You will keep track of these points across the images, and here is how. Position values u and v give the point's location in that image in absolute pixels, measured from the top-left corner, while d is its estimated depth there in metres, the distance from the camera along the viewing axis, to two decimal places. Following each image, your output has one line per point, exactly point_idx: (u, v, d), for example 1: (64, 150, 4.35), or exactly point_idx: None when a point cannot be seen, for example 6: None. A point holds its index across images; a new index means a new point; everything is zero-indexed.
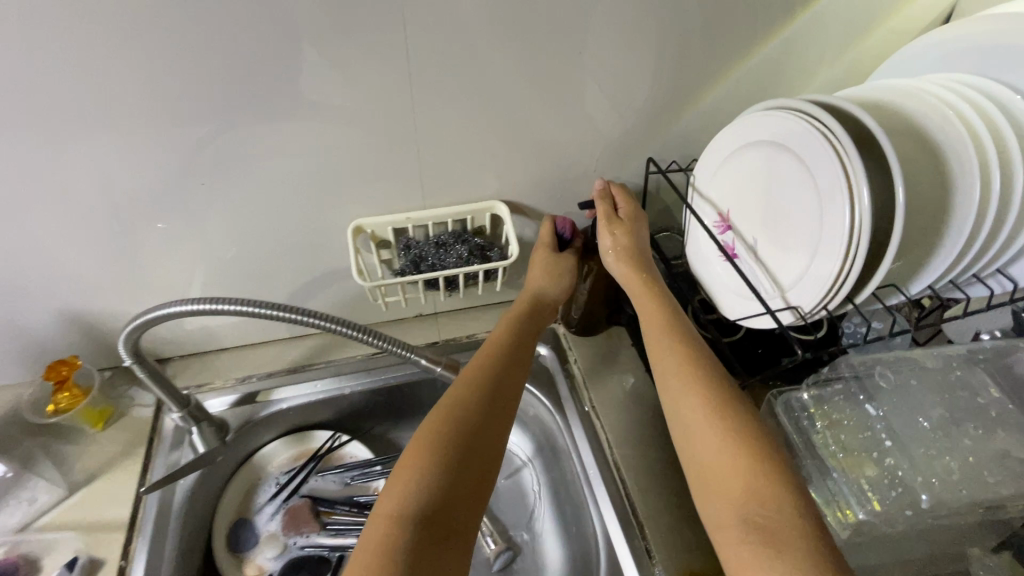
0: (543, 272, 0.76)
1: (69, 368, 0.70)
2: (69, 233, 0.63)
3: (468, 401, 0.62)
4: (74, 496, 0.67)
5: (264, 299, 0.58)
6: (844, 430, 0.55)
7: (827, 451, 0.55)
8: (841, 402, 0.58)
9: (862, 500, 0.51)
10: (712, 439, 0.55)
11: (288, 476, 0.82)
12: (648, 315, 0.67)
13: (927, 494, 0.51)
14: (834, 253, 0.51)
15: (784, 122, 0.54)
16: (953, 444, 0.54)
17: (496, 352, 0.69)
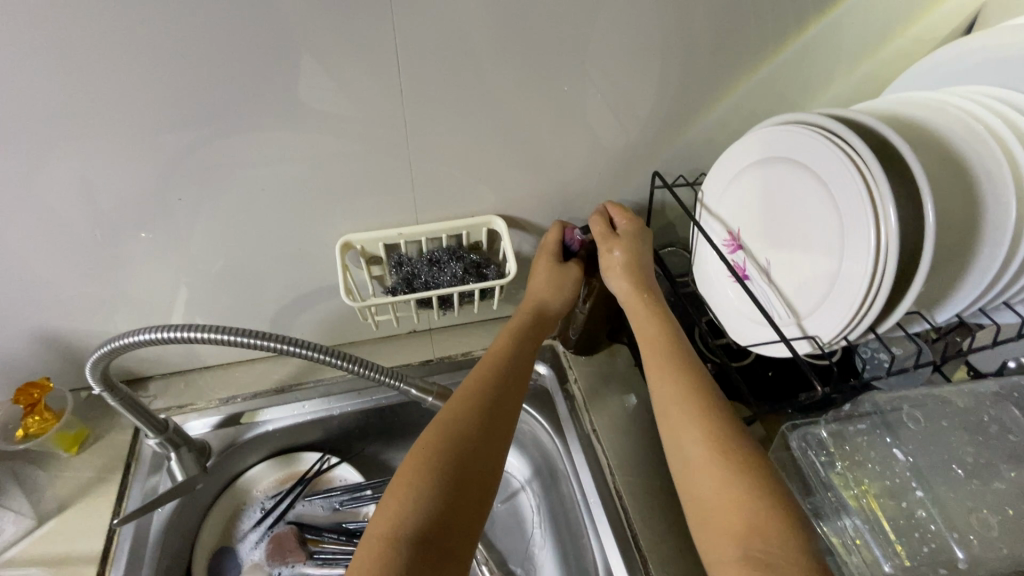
0: (545, 283, 0.70)
1: (41, 391, 0.66)
2: (41, 252, 0.59)
3: (468, 415, 0.58)
4: (44, 527, 0.63)
5: (233, 326, 0.55)
6: (867, 473, 0.53)
7: (849, 493, 0.52)
8: (864, 443, 0.55)
9: (888, 551, 0.49)
10: (710, 464, 0.50)
11: (274, 500, 0.78)
12: (649, 329, 0.63)
13: (963, 553, 0.48)
14: (855, 284, 0.47)
15: (807, 139, 0.49)
16: (987, 494, 0.51)
17: (496, 364, 0.64)
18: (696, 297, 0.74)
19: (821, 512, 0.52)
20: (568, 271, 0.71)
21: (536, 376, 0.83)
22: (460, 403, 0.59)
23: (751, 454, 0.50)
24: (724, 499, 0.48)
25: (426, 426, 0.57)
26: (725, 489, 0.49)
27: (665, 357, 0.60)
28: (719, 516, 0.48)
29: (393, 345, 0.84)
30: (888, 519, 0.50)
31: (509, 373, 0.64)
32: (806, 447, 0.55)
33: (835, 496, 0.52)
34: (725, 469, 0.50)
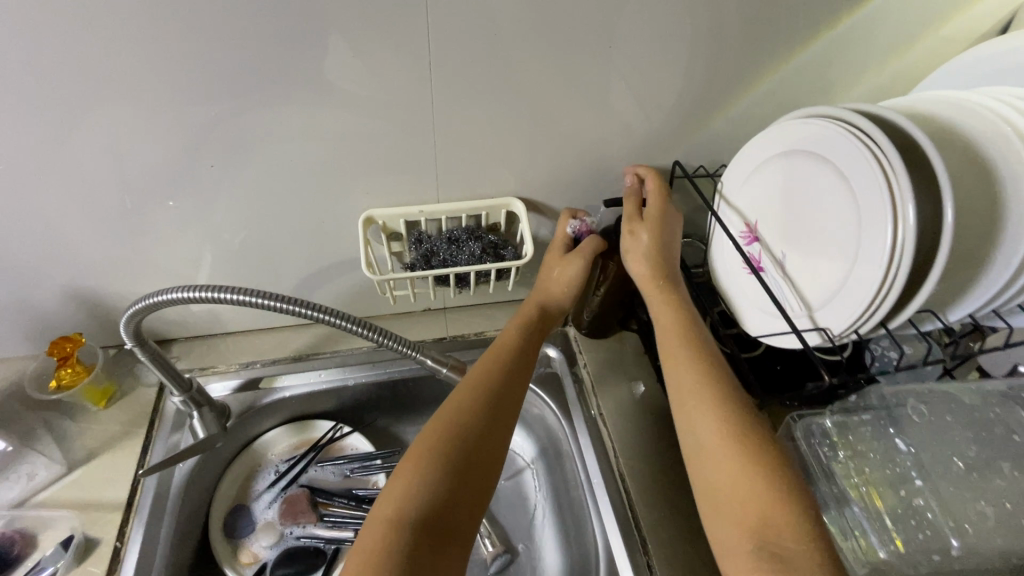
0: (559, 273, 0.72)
1: (73, 345, 0.69)
2: (76, 211, 0.61)
3: (473, 406, 0.59)
4: (72, 474, 0.67)
5: (266, 290, 0.56)
6: (868, 463, 0.54)
7: (850, 483, 0.53)
8: (867, 432, 0.56)
9: (884, 538, 0.50)
10: (721, 456, 0.52)
11: (288, 464, 0.81)
12: (661, 323, 0.65)
13: (958, 541, 0.49)
14: (869, 276, 0.47)
15: (829, 133, 0.50)
16: (987, 486, 0.52)
17: (502, 356, 0.66)
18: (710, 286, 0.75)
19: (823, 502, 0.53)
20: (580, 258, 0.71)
21: (547, 359, 0.85)
22: (465, 394, 0.61)
23: (761, 444, 0.51)
24: (732, 490, 0.50)
25: (435, 413, 0.59)
26: (735, 480, 0.50)
27: (678, 351, 0.61)
28: (726, 506, 0.50)
29: (408, 322, 0.86)
30: (887, 508, 0.51)
31: (514, 365, 0.65)
32: (812, 440, 0.56)
33: (834, 487, 0.53)
34: (735, 461, 0.51)
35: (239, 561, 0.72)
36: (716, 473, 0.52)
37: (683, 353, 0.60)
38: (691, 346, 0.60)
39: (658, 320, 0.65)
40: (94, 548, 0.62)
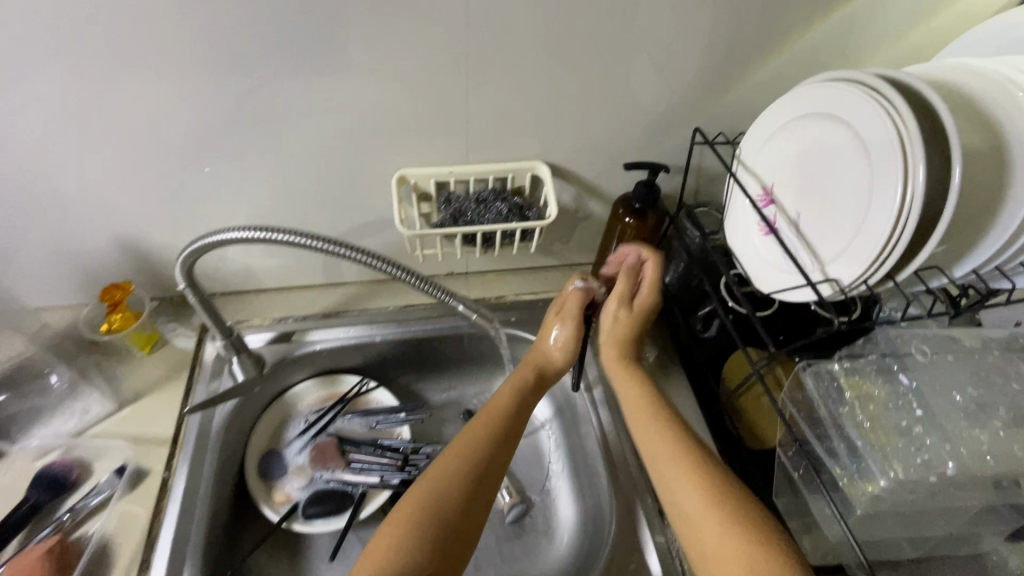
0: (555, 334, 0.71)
1: (122, 292, 0.74)
2: (131, 161, 0.65)
3: (456, 474, 0.57)
4: (122, 411, 0.72)
5: (317, 234, 0.56)
6: (872, 401, 0.52)
7: (853, 422, 0.52)
8: (873, 373, 0.54)
9: (884, 467, 0.49)
10: (713, 531, 0.51)
11: (317, 415, 0.85)
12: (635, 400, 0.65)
13: (954, 463, 0.48)
14: (880, 226, 0.50)
15: (843, 93, 0.53)
16: (984, 419, 0.50)
17: (492, 419, 0.63)
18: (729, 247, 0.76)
19: (832, 450, 0.52)
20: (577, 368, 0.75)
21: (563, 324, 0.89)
22: (449, 462, 0.58)
23: (751, 517, 0.50)
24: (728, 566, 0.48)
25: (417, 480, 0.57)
26: (730, 559, 0.49)
27: (657, 433, 0.60)
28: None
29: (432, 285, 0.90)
30: (888, 441, 0.50)
31: (503, 428, 0.62)
32: (818, 385, 0.55)
33: (837, 433, 0.52)
34: (727, 538, 0.50)
35: (273, 500, 0.77)
36: (707, 548, 0.50)
37: (662, 434, 0.60)
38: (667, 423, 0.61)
39: (633, 402, 0.65)
40: (144, 477, 0.67)
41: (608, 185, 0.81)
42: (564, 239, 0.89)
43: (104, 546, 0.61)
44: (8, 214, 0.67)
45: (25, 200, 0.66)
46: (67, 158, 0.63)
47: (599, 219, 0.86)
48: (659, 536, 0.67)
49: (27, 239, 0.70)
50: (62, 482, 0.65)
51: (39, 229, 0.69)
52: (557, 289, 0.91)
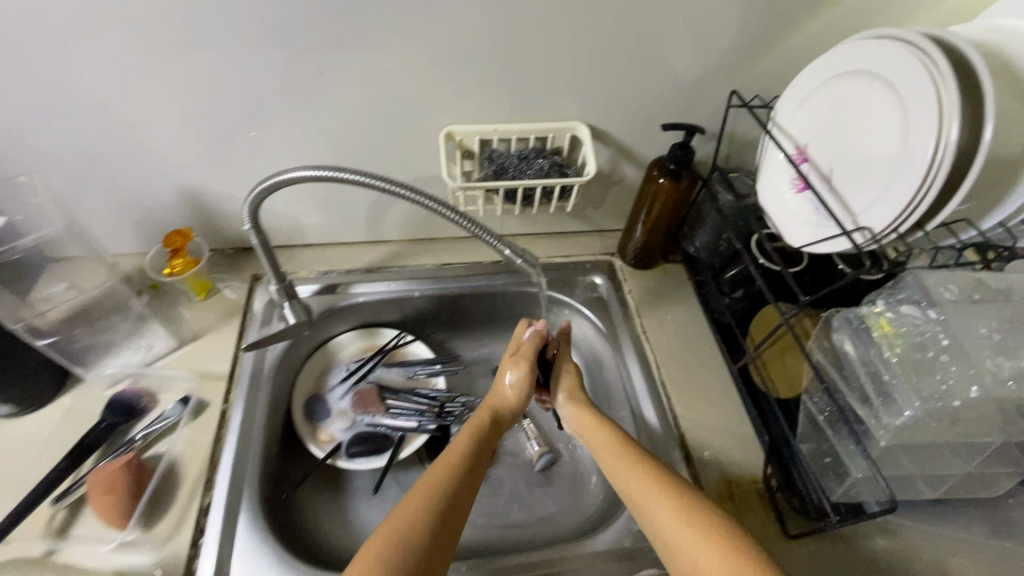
0: (511, 383, 0.72)
1: (183, 239, 0.78)
2: (197, 112, 0.70)
3: (436, 505, 0.54)
4: (182, 348, 0.77)
5: (377, 174, 0.59)
6: (900, 337, 0.53)
7: (881, 358, 0.53)
8: (901, 310, 0.54)
9: (907, 397, 0.50)
10: (697, 550, 0.52)
11: (357, 364, 0.89)
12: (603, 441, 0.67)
13: (976, 388, 0.48)
14: (912, 176, 0.53)
15: (886, 51, 0.55)
16: (1009, 349, 0.50)
17: (465, 452, 0.62)
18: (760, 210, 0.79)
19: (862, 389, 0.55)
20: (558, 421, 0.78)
21: (593, 286, 0.92)
22: (423, 497, 0.55)
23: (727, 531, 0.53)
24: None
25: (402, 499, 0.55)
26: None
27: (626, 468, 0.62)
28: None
29: (467, 245, 0.95)
30: (910, 372, 0.51)
31: (475, 460, 0.62)
32: (846, 327, 0.57)
33: (866, 372, 0.55)
34: (712, 553, 0.51)
35: (318, 438, 0.81)
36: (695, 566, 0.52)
37: (631, 467, 0.62)
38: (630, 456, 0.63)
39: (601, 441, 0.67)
40: (205, 409, 0.72)
41: (643, 148, 0.84)
42: (596, 203, 0.92)
43: (173, 465, 0.67)
44: (83, 162, 0.72)
45: (100, 149, 0.71)
46: (140, 110, 0.68)
47: (632, 183, 0.89)
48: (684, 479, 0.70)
49: (98, 187, 0.75)
50: (133, 407, 0.70)
51: (109, 177, 0.74)
52: (587, 252, 0.95)
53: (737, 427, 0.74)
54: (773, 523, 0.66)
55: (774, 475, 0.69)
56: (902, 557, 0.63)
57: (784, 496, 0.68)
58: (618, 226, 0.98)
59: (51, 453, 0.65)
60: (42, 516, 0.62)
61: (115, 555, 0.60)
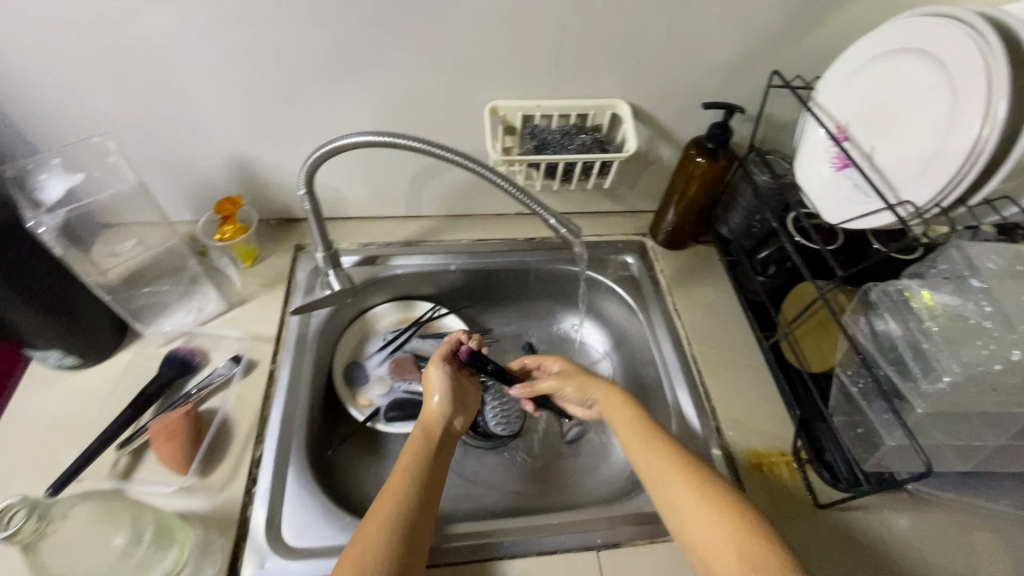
0: (437, 399, 0.72)
1: (234, 206, 0.82)
2: (254, 81, 0.72)
3: (392, 532, 0.55)
4: (231, 311, 0.81)
5: (432, 141, 0.61)
6: (940, 308, 0.55)
7: (920, 329, 0.56)
8: (943, 282, 0.57)
9: (946, 364, 0.53)
10: (706, 523, 0.56)
11: (394, 334, 0.92)
12: (621, 420, 0.70)
13: (1019, 351, 0.50)
14: (959, 148, 0.54)
15: (934, 28, 0.57)
16: None
17: (412, 473, 0.62)
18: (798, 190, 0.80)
19: (897, 360, 0.57)
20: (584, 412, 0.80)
21: (625, 264, 0.94)
22: (377, 525, 0.56)
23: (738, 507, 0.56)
24: (725, 551, 0.53)
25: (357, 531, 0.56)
26: (724, 548, 0.53)
27: (647, 447, 0.64)
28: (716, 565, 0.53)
29: (502, 222, 0.97)
30: (950, 341, 0.54)
31: (427, 479, 0.62)
32: (882, 300, 0.60)
33: (904, 342, 0.57)
34: (720, 527, 0.55)
35: (358, 402, 0.84)
36: (702, 537, 0.55)
37: (653, 447, 0.64)
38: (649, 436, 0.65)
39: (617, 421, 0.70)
40: (254, 368, 0.75)
41: (680, 128, 0.85)
42: (630, 183, 0.94)
43: (226, 418, 0.70)
44: (145, 129, 0.75)
45: (161, 117, 0.74)
46: (201, 79, 0.71)
47: (666, 164, 0.91)
48: (715, 449, 0.72)
49: (157, 155, 0.79)
50: (188, 363, 0.74)
51: (168, 145, 0.78)
52: (619, 232, 0.97)
53: (769, 401, 0.76)
54: (804, 491, 0.68)
55: (803, 446, 0.71)
56: (930, 528, 0.65)
57: (813, 466, 0.69)
58: (650, 207, 1.00)
59: (114, 402, 0.69)
60: (108, 459, 0.65)
61: (175, 498, 0.63)
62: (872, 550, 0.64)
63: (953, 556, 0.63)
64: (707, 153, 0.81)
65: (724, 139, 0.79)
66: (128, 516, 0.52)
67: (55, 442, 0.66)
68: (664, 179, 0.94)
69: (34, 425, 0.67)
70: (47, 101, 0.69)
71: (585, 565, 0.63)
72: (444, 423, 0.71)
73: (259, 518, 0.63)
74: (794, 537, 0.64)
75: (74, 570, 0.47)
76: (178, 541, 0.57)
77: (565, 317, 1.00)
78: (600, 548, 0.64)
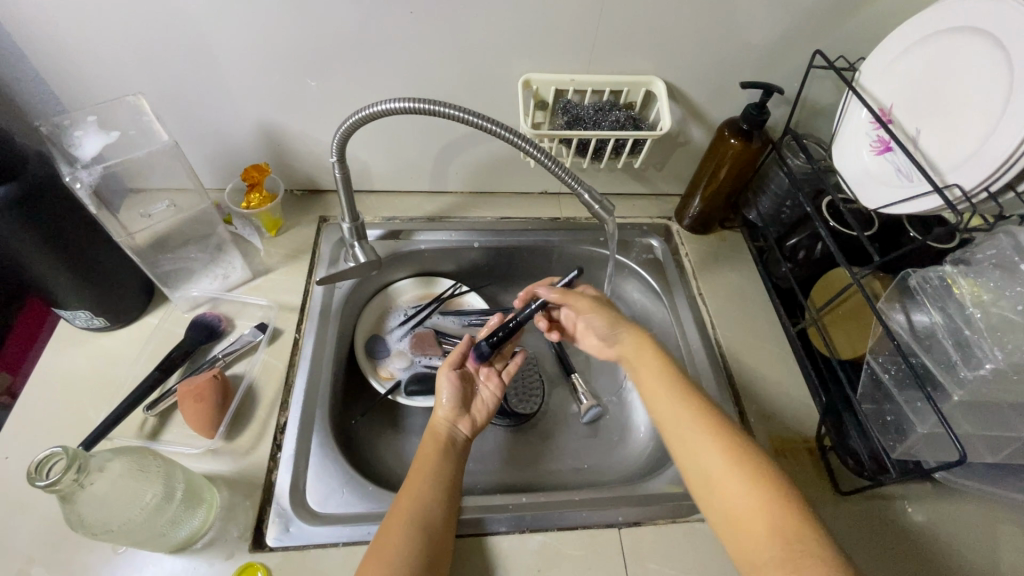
0: (443, 405, 0.72)
1: (261, 173, 0.80)
2: (287, 46, 0.71)
3: (415, 527, 0.56)
4: (257, 280, 0.81)
5: (469, 110, 0.60)
6: (985, 294, 0.55)
7: (962, 316, 0.56)
8: (989, 268, 0.56)
9: (988, 351, 0.53)
10: (737, 486, 0.55)
11: (415, 309, 0.92)
12: (642, 356, 0.69)
13: None
14: (1014, 129, 0.53)
15: (994, 8, 0.56)
16: None
17: (429, 481, 0.62)
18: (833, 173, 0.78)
19: (934, 346, 0.58)
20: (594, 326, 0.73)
21: (650, 247, 0.93)
22: (397, 531, 0.56)
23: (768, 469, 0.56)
24: (755, 517, 0.53)
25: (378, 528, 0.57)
26: (748, 511, 0.54)
27: (677, 404, 0.63)
28: (747, 528, 0.53)
29: (526, 201, 0.96)
30: (994, 327, 0.54)
31: (445, 486, 0.62)
32: (923, 286, 0.60)
33: (944, 330, 0.57)
34: (752, 490, 0.54)
35: (379, 375, 0.84)
36: (734, 503, 0.55)
37: (685, 408, 0.63)
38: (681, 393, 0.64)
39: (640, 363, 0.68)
40: (279, 336, 0.75)
41: (713, 109, 0.84)
42: (658, 165, 0.92)
43: (252, 384, 0.70)
44: (176, 92, 0.75)
45: (192, 81, 0.74)
46: (234, 42, 0.70)
47: (697, 145, 0.89)
48: None
49: (186, 120, 0.78)
50: (214, 329, 0.74)
51: (198, 110, 0.77)
52: (644, 215, 0.96)
53: (793, 388, 0.75)
54: (826, 481, 0.67)
55: (827, 434, 0.70)
56: (955, 521, 0.64)
57: (835, 454, 0.69)
58: (677, 191, 0.99)
59: (142, 364, 0.70)
60: (136, 419, 0.66)
61: (201, 460, 0.64)
62: (894, 539, 0.63)
63: (979, 548, 0.63)
64: (741, 134, 0.79)
65: (762, 120, 0.77)
66: (160, 473, 0.53)
67: (83, 400, 0.67)
68: (693, 161, 0.93)
69: (63, 383, 0.68)
70: (79, 60, 0.69)
71: (607, 544, 0.62)
72: (449, 429, 0.71)
73: (283, 482, 0.63)
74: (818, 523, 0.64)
75: (110, 523, 0.48)
76: (205, 501, 0.58)
77: None
78: (622, 525, 0.63)
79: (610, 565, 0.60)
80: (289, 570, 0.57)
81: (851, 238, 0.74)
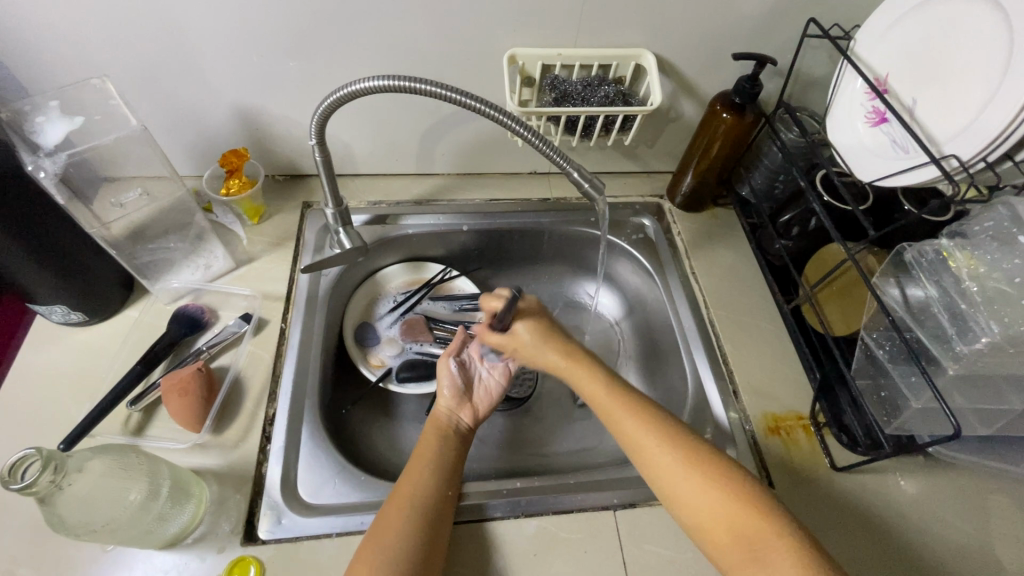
0: (444, 395, 0.71)
1: (240, 159, 0.78)
2: (259, 24, 0.68)
3: (418, 513, 0.56)
4: (240, 269, 0.79)
5: (454, 88, 0.57)
6: (983, 265, 0.55)
7: (960, 289, 0.55)
8: (987, 241, 0.56)
9: (985, 324, 0.52)
10: (703, 496, 0.54)
11: (404, 296, 0.91)
12: (583, 377, 0.68)
13: None
14: (1015, 97, 0.51)
15: None
16: None
17: (431, 466, 0.62)
18: (827, 147, 0.77)
19: (929, 325, 0.57)
20: (520, 334, 0.72)
21: (642, 227, 0.91)
22: (396, 518, 0.55)
23: (732, 473, 0.55)
24: (726, 528, 0.52)
25: (377, 516, 0.56)
26: (724, 512, 0.53)
27: (635, 416, 0.61)
28: (718, 541, 0.52)
29: (515, 182, 0.94)
30: (988, 299, 0.53)
31: (445, 471, 0.62)
32: (919, 260, 0.59)
33: (940, 304, 0.57)
34: (721, 496, 0.53)
35: (369, 363, 0.83)
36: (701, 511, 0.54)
37: (644, 414, 0.61)
38: (641, 404, 0.62)
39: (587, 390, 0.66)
40: (265, 326, 0.74)
41: (705, 83, 0.81)
42: (650, 141, 0.90)
43: (238, 376, 0.69)
44: (145, 75, 0.71)
45: (161, 63, 0.70)
46: (203, 20, 0.66)
47: (688, 121, 0.87)
48: (731, 412, 0.71)
49: (159, 104, 0.75)
50: (197, 321, 0.72)
51: (170, 92, 0.74)
52: (636, 194, 0.94)
53: (787, 366, 0.75)
54: (821, 455, 0.67)
55: (821, 410, 0.70)
56: (945, 493, 0.65)
57: (830, 430, 0.69)
58: (668, 168, 0.97)
59: (125, 358, 0.68)
60: (120, 415, 0.65)
61: (189, 454, 0.63)
62: (886, 513, 0.63)
63: (971, 519, 0.63)
64: (733, 107, 0.77)
65: (755, 91, 0.74)
66: (144, 471, 0.51)
67: (65, 398, 0.65)
68: (685, 137, 0.90)
69: (42, 380, 0.66)
70: (39, 43, 0.65)
71: (602, 526, 0.62)
72: (450, 418, 0.70)
73: (274, 474, 0.62)
74: (812, 501, 0.64)
75: (94, 523, 0.47)
76: (194, 496, 0.57)
77: (580, 281, 0.98)
78: (617, 508, 0.63)
79: (604, 547, 0.60)
80: (282, 562, 0.57)
81: (845, 212, 0.73)
